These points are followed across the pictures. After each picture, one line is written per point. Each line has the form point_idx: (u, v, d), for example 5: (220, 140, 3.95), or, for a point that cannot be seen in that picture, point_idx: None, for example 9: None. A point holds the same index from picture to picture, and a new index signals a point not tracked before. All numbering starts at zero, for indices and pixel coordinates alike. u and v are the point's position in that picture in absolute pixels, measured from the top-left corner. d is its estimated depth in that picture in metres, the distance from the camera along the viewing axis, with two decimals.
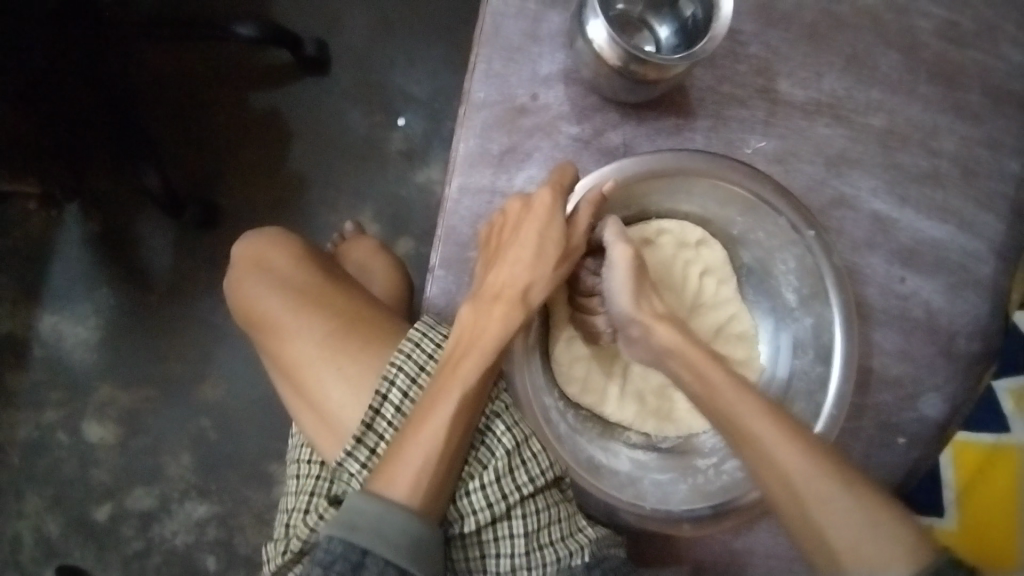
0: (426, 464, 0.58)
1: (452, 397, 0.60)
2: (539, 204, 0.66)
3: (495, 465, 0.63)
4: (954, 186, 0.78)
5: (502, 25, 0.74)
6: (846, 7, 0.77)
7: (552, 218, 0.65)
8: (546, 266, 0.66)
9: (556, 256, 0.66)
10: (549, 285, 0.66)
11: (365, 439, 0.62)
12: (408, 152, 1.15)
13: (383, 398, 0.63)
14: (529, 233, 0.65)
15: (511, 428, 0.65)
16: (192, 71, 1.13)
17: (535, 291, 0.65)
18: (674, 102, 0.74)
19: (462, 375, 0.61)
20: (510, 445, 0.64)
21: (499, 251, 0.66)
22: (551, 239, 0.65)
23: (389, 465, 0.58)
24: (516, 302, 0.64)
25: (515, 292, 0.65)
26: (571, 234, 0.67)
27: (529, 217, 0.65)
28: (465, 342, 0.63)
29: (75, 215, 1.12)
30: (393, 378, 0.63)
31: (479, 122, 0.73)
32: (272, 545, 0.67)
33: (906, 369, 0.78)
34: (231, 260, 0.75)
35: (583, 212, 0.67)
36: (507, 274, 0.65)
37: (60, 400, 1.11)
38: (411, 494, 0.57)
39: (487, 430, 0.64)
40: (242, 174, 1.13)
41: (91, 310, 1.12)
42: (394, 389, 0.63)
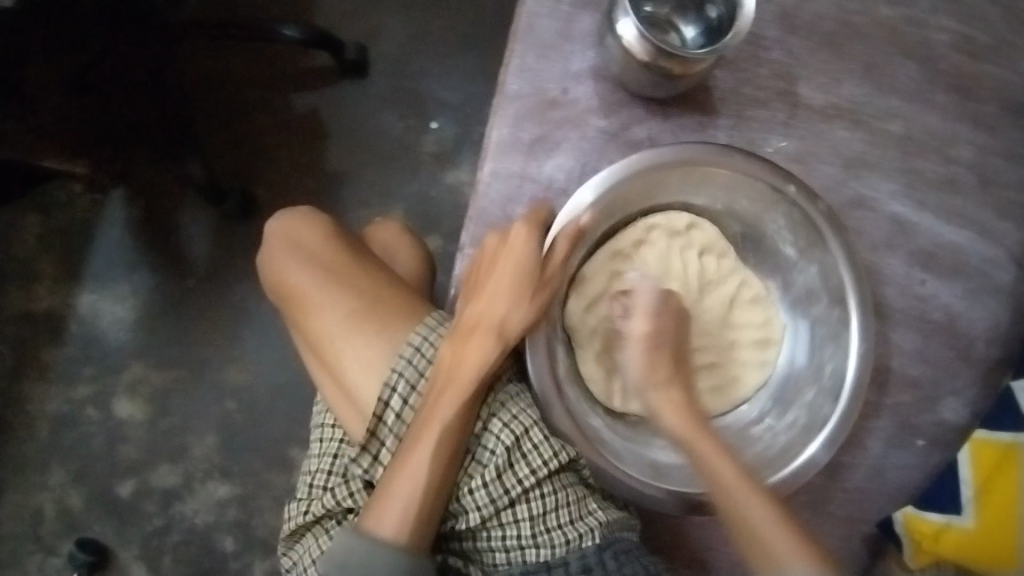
0: (411, 498, 0.62)
1: (433, 431, 0.63)
2: (515, 237, 0.69)
3: (494, 463, 0.65)
4: (970, 193, 0.81)
5: (537, 24, 0.79)
6: (866, 18, 0.81)
7: (527, 253, 0.68)
8: (523, 298, 0.68)
9: (532, 290, 0.68)
10: (531, 313, 0.68)
11: (369, 447, 0.66)
12: (440, 154, 1.20)
13: (385, 405, 0.67)
14: (506, 270, 0.68)
15: (509, 424, 0.66)
16: (238, 71, 1.20)
17: (513, 321, 0.68)
18: (698, 101, 0.78)
19: (441, 408, 0.64)
20: (509, 440, 0.65)
21: (478, 286, 0.69)
22: (524, 275, 0.68)
23: (379, 500, 0.62)
24: (493, 334, 0.67)
25: (492, 325, 0.67)
26: (548, 265, 0.69)
27: (506, 254, 0.68)
28: (445, 376, 0.65)
29: (119, 201, 1.17)
30: (392, 388, 0.67)
31: (512, 112, 0.77)
32: (295, 504, 0.70)
33: (924, 368, 0.79)
34: (264, 234, 0.77)
35: (560, 246, 0.68)
36: (486, 306, 0.68)
37: (93, 377, 1.15)
38: (398, 530, 0.61)
39: (485, 430, 0.66)
40: (282, 168, 1.18)
41: (128, 292, 1.17)
42: (393, 399, 0.67)
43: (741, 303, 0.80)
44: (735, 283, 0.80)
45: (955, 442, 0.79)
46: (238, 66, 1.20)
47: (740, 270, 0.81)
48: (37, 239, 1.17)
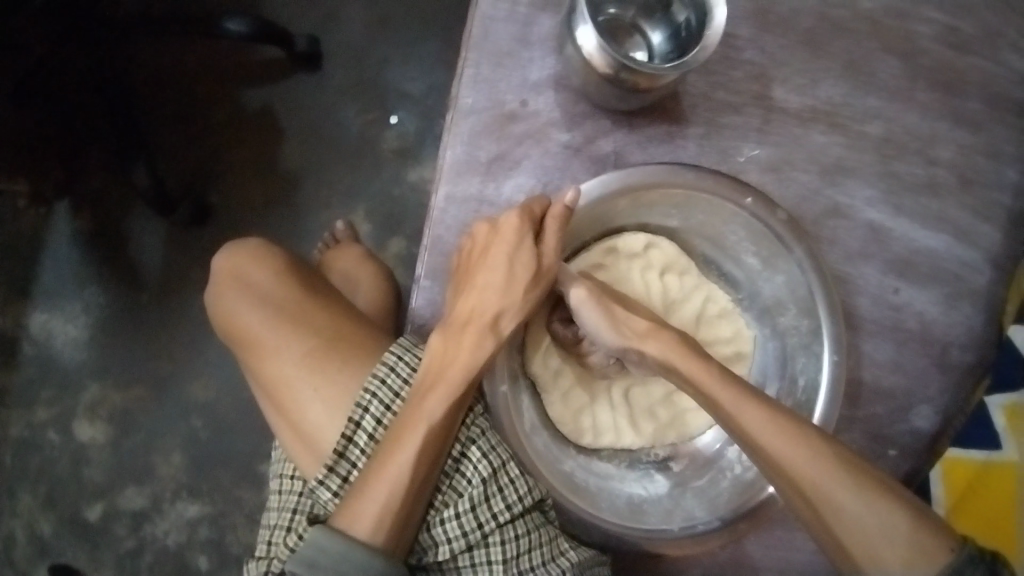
0: (389, 499, 0.57)
1: (418, 430, 0.59)
2: (506, 228, 0.64)
3: (471, 494, 0.61)
4: (951, 195, 0.77)
5: (491, 29, 0.73)
6: (844, 11, 0.75)
7: (522, 242, 0.65)
8: (518, 290, 0.66)
9: (527, 281, 0.66)
10: (522, 310, 0.66)
11: (338, 468, 0.61)
12: (401, 151, 1.13)
13: (356, 425, 0.61)
14: (499, 256, 0.64)
15: (487, 454, 0.63)
16: (185, 67, 1.12)
17: (506, 319, 0.65)
18: (666, 109, 0.73)
19: (429, 407, 0.60)
20: (486, 472, 0.62)
21: (468, 274, 0.65)
22: (519, 265, 0.65)
23: (354, 500, 0.57)
24: (485, 329, 0.64)
25: (485, 318, 0.64)
26: (543, 257, 0.66)
27: (498, 243, 0.64)
28: (433, 371, 0.62)
29: (65, 213, 1.11)
30: (367, 405, 0.61)
31: (467, 129, 0.71)
32: (253, 564, 0.64)
33: (896, 380, 0.76)
34: (211, 271, 0.71)
35: (551, 233, 0.65)
36: (478, 299, 0.65)
37: (51, 399, 1.11)
38: (374, 531, 0.56)
39: (463, 457, 0.62)
40: (234, 173, 1.12)
41: (81, 309, 1.11)
42: (368, 416, 0.61)
43: (708, 319, 0.78)
44: (701, 299, 0.77)
45: (928, 453, 0.77)
46: (187, 64, 1.12)
47: (709, 283, 0.78)
48: None
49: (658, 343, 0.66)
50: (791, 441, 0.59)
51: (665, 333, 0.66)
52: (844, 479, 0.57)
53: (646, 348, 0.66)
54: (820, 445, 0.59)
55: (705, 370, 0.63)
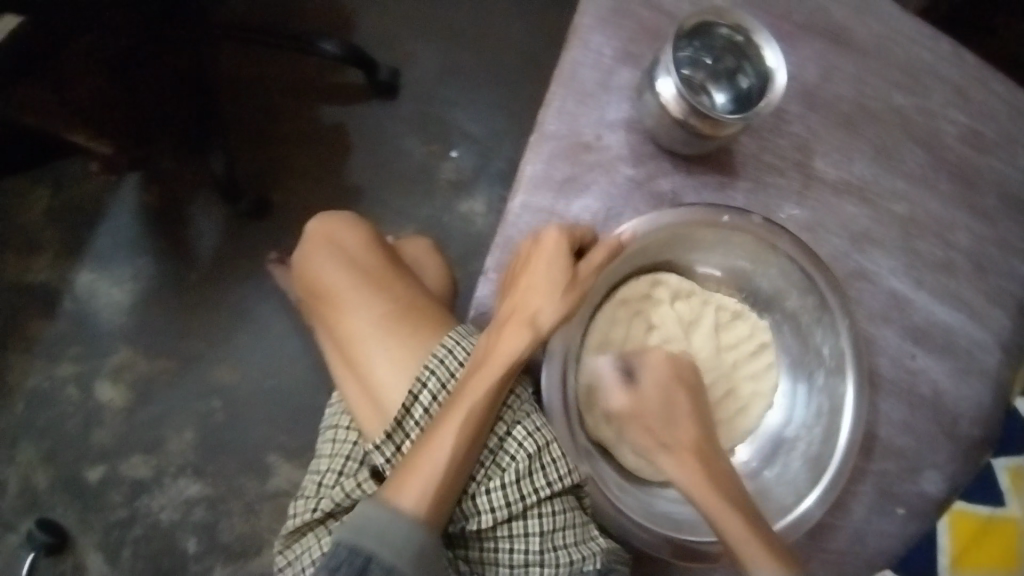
0: (430, 476, 0.62)
1: (460, 412, 0.64)
2: (548, 242, 0.70)
3: (515, 468, 0.67)
4: (964, 279, 0.86)
5: (579, 72, 0.83)
6: (881, 106, 0.86)
7: (563, 253, 0.69)
8: (556, 296, 0.69)
9: (562, 285, 0.70)
10: (563, 311, 0.69)
11: (393, 436, 0.66)
12: (457, 181, 1.23)
13: (415, 398, 0.67)
14: (541, 266, 0.70)
15: (533, 433, 0.68)
16: (276, 79, 1.22)
17: (546, 314, 0.68)
18: (721, 162, 0.82)
19: (471, 393, 0.65)
20: (532, 449, 0.67)
21: (516, 281, 0.70)
22: (559, 275, 0.69)
23: (401, 475, 0.62)
24: (523, 324, 0.68)
25: (525, 316, 0.69)
26: (581, 270, 0.71)
27: (541, 255, 0.70)
28: (480, 360, 0.67)
29: (134, 185, 1.17)
30: (426, 380, 0.67)
31: (546, 151, 0.80)
32: (300, 501, 0.68)
33: (907, 440, 0.82)
34: (302, 234, 0.78)
35: (596, 256, 0.71)
36: (521, 300, 0.69)
37: (78, 355, 1.13)
38: (417, 502, 0.61)
39: (508, 437, 0.69)
40: (301, 176, 1.20)
41: (129, 276, 1.16)
42: (425, 391, 0.67)
43: (723, 325, 0.81)
44: (712, 312, 0.81)
45: (930, 514, 0.82)
46: (275, 74, 1.22)
47: (713, 292, 0.82)
48: (44, 212, 1.16)
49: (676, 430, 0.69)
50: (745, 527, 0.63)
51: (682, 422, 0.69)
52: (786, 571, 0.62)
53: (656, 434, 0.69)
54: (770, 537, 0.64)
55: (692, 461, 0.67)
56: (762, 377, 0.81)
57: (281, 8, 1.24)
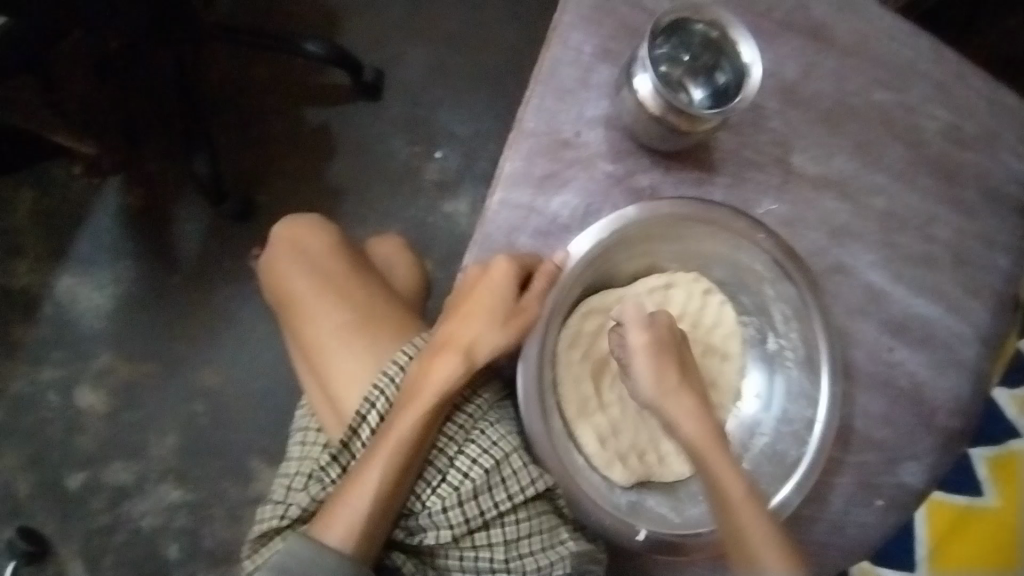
0: (359, 508, 0.66)
1: (391, 442, 0.68)
2: (494, 273, 0.71)
3: (470, 484, 0.69)
4: (944, 272, 0.86)
5: (558, 69, 0.83)
6: (860, 100, 0.86)
7: (505, 286, 0.70)
8: (495, 329, 0.71)
9: (504, 316, 0.71)
10: (502, 343, 0.71)
11: (340, 457, 0.70)
12: (441, 182, 1.22)
13: (362, 419, 0.71)
14: (480, 301, 0.71)
15: (488, 450, 0.70)
16: (258, 79, 1.22)
17: (483, 346, 0.71)
18: (698, 157, 0.83)
19: (401, 423, 0.68)
20: (487, 464, 0.69)
21: (458, 305, 0.72)
22: (498, 309, 0.70)
23: (330, 510, 0.67)
24: (459, 352, 0.70)
25: (463, 344, 0.71)
26: (524, 301, 0.71)
27: (483, 286, 0.71)
28: (415, 389, 0.70)
29: (115, 187, 1.16)
30: (372, 404, 0.71)
31: (526, 148, 0.80)
32: (271, 506, 0.71)
33: (886, 432, 0.83)
34: (269, 240, 0.81)
35: (534, 287, 0.71)
36: (459, 328, 0.71)
37: (59, 360, 1.12)
38: (344, 540, 0.66)
39: (462, 452, 0.71)
40: (286, 178, 1.19)
41: (110, 279, 1.15)
42: (371, 415, 0.71)
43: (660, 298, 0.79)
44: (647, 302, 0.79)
45: (914, 506, 0.82)
46: (258, 74, 1.22)
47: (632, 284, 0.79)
48: (28, 214, 1.15)
49: (690, 400, 0.70)
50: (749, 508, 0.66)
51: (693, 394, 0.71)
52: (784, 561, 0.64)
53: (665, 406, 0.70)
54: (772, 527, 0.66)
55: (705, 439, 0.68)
56: (723, 320, 0.81)
57: (261, 9, 1.24)
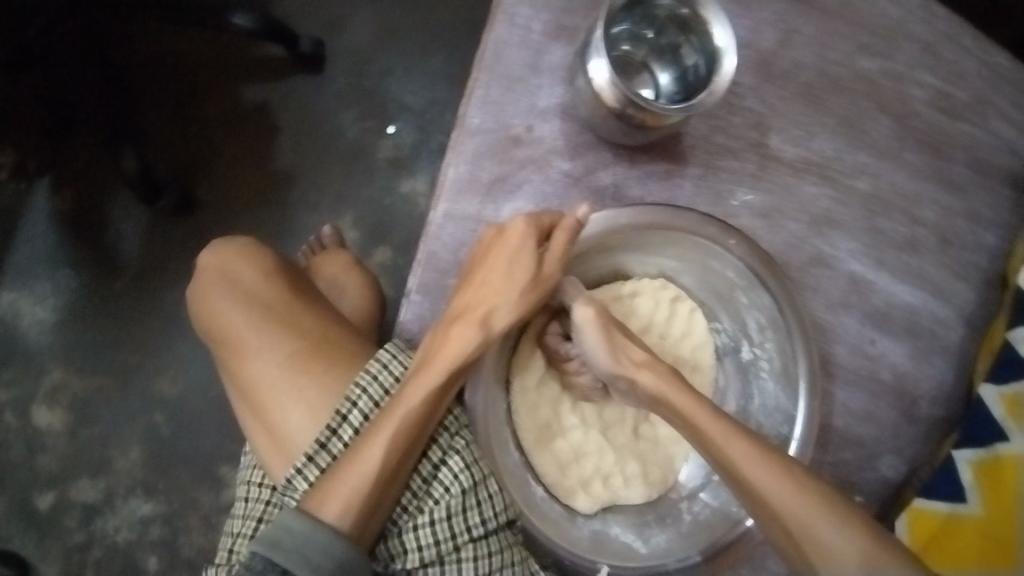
0: (359, 486, 0.57)
1: (394, 420, 0.59)
2: (512, 233, 0.65)
3: (448, 503, 0.61)
4: (931, 254, 0.80)
5: (504, 53, 0.73)
6: (842, 69, 0.78)
7: (526, 247, 0.65)
8: (515, 294, 0.66)
9: (525, 282, 0.66)
10: (516, 308, 0.66)
11: (317, 458, 0.61)
12: (395, 160, 1.13)
13: (343, 418, 0.62)
14: (499, 259, 0.65)
15: (468, 466, 0.63)
16: (186, 55, 1.11)
17: (499, 313, 0.65)
18: (666, 147, 0.74)
19: (408, 396, 0.60)
20: (466, 484, 0.62)
21: (472, 270, 0.65)
22: (519, 271, 0.65)
23: (325, 486, 0.57)
24: (476, 323, 0.64)
25: (477, 313, 0.64)
26: (546, 261, 0.66)
27: (501, 246, 0.65)
28: (428, 357, 0.62)
29: (45, 191, 1.08)
30: (356, 400, 0.62)
31: (471, 148, 0.72)
32: (213, 569, 0.65)
33: (867, 428, 0.79)
34: (196, 268, 0.72)
35: (558, 240, 0.66)
36: (474, 296, 0.64)
37: (10, 380, 1.07)
38: (342, 516, 0.56)
39: (442, 464, 0.63)
40: (226, 169, 1.10)
41: (51, 291, 1.08)
42: (355, 411, 0.62)
43: (623, 301, 0.73)
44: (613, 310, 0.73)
45: (897, 504, 0.79)
46: (187, 51, 1.11)
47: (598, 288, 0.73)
48: None
49: (652, 373, 0.66)
50: (762, 468, 0.59)
51: (657, 365, 0.66)
52: (830, 518, 0.57)
53: (636, 377, 0.66)
54: (802, 481, 0.59)
55: (694, 403, 0.63)
56: (693, 331, 0.75)
57: None
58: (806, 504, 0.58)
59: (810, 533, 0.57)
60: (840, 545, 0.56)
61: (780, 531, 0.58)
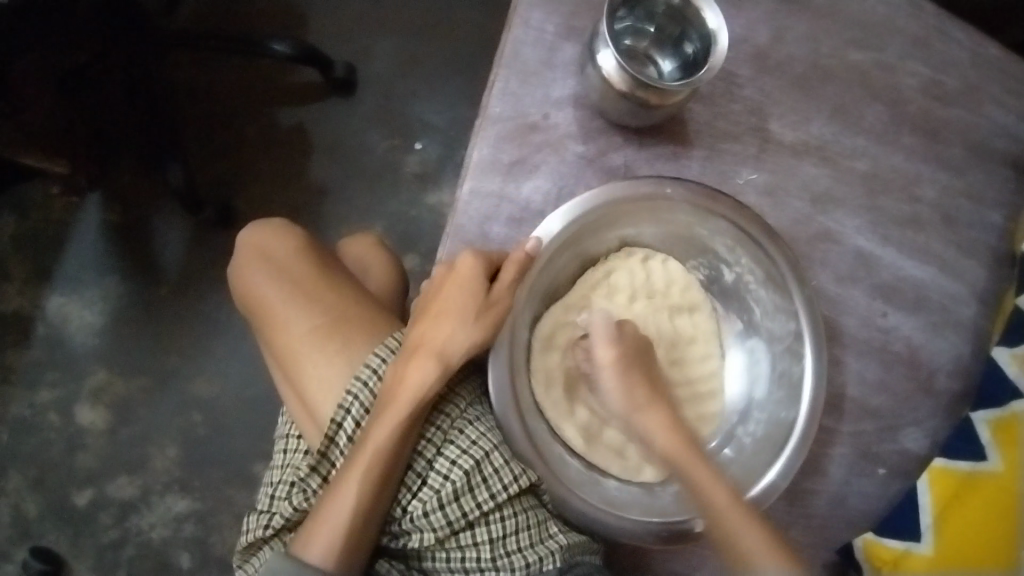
0: (338, 526, 0.61)
1: (363, 461, 0.62)
2: (460, 269, 0.69)
3: (452, 484, 0.64)
4: (935, 231, 0.84)
5: (521, 51, 0.80)
6: (835, 61, 0.84)
7: (473, 280, 0.69)
8: (470, 322, 0.68)
9: (476, 312, 0.68)
10: (476, 339, 0.68)
11: (319, 467, 0.66)
12: (422, 174, 1.21)
13: (338, 426, 0.66)
14: (452, 296, 0.69)
15: (467, 450, 0.65)
16: (228, 82, 1.20)
17: (456, 344, 0.67)
18: (673, 131, 0.80)
19: (374, 435, 0.63)
20: (467, 466, 0.64)
21: (425, 310, 0.69)
22: (467, 304, 0.68)
23: (310, 528, 0.62)
24: (434, 356, 0.66)
25: (436, 348, 0.67)
26: (495, 291, 0.69)
27: (450, 284, 0.69)
28: (388, 394, 0.65)
29: (95, 204, 1.16)
30: (349, 408, 0.66)
31: (493, 134, 0.78)
32: (255, 516, 0.68)
33: (882, 399, 0.81)
34: (235, 246, 0.77)
35: (504, 275, 0.69)
36: (429, 332, 0.68)
37: (56, 381, 1.13)
38: (325, 556, 0.61)
39: (443, 451, 0.66)
40: (262, 182, 1.18)
41: (98, 296, 1.15)
42: (348, 419, 0.66)
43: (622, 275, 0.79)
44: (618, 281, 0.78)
45: (915, 473, 0.80)
46: (230, 77, 1.21)
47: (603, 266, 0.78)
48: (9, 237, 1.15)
49: (661, 412, 0.70)
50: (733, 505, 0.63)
51: (663, 406, 0.70)
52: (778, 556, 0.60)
53: (644, 415, 0.69)
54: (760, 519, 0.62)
55: (682, 440, 0.68)
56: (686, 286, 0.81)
57: (228, 11, 1.22)
58: (761, 541, 0.60)
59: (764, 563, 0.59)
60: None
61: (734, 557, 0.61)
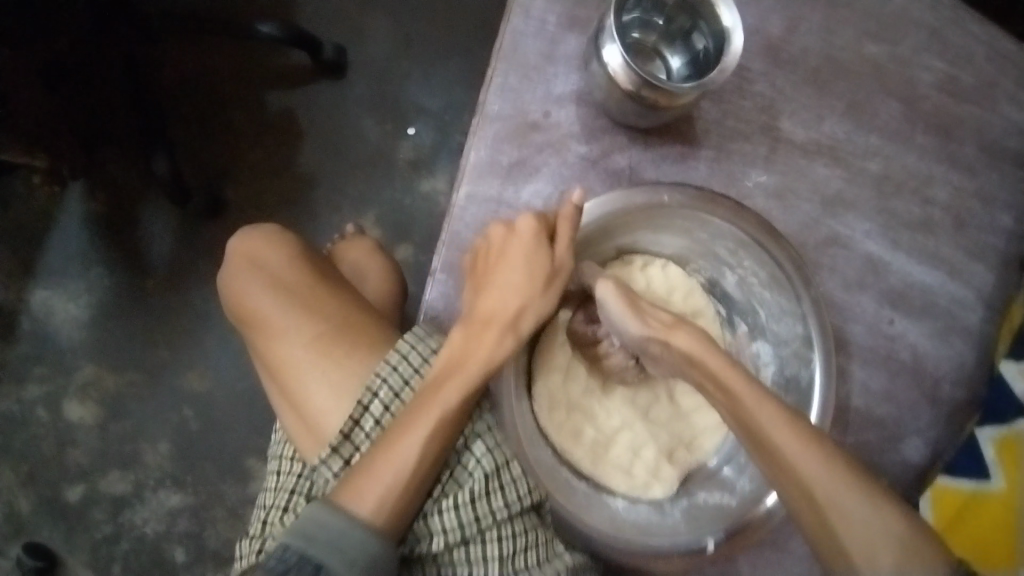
0: (393, 481, 0.58)
1: (431, 417, 0.60)
2: (522, 229, 0.66)
3: (472, 486, 0.63)
4: (945, 235, 0.81)
5: (521, 44, 0.76)
6: (849, 54, 0.80)
7: (540, 243, 0.66)
8: (533, 286, 0.66)
9: (545, 276, 0.66)
10: (540, 306, 0.66)
11: (341, 449, 0.63)
12: (416, 161, 1.17)
13: (365, 409, 0.64)
14: (517, 256, 0.66)
15: (491, 450, 0.65)
16: (216, 66, 1.15)
17: (520, 310, 0.66)
18: (680, 130, 0.77)
19: (442, 397, 0.61)
20: (488, 468, 0.64)
21: (485, 277, 0.66)
22: (537, 268, 0.66)
23: (356, 480, 0.58)
24: (505, 326, 0.65)
25: (506, 315, 0.65)
26: (558, 253, 0.67)
27: (512, 243, 0.66)
28: (453, 358, 0.63)
29: (77, 195, 1.12)
30: (378, 389, 0.64)
31: (491, 134, 0.74)
32: (247, 542, 0.68)
33: (887, 408, 0.79)
34: (224, 254, 0.73)
35: (562, 230, 0.67)
36: (494, 296, 0.66)
37: (44, 376, 1.10)
38: (376, 512, 0.57)
39: (464, 450, 0.65)
40: (252, 172, 1.14)
41: (84, 289, 1.11)
42: (377, 400, 0.63)
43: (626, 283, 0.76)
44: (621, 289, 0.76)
45: (918, 482, 0.79)
46: (217, 60, 1.15)
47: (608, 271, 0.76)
48: None
49: (685, 333, 0.65)
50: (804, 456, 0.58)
51: (688, 326, 0.66)
52: (857, 490, 0.57)
53: (671, 340, 0.65)
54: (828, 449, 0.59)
55: (727, 367, 0.63)
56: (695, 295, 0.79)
57: None
58: (834, 478, 0.57)
59: (836, 503, 0.56)
60: (860, 518, 0.56)
61: (803, 502, 0.58)
